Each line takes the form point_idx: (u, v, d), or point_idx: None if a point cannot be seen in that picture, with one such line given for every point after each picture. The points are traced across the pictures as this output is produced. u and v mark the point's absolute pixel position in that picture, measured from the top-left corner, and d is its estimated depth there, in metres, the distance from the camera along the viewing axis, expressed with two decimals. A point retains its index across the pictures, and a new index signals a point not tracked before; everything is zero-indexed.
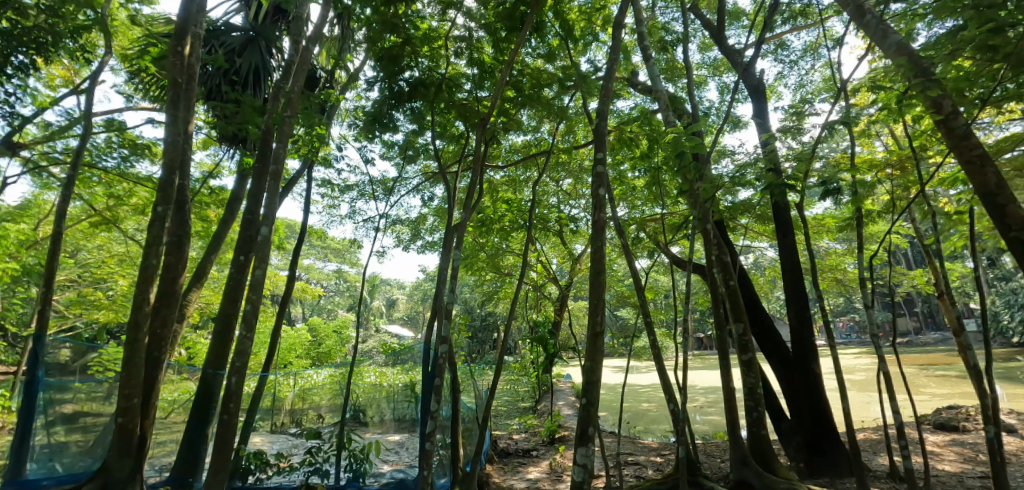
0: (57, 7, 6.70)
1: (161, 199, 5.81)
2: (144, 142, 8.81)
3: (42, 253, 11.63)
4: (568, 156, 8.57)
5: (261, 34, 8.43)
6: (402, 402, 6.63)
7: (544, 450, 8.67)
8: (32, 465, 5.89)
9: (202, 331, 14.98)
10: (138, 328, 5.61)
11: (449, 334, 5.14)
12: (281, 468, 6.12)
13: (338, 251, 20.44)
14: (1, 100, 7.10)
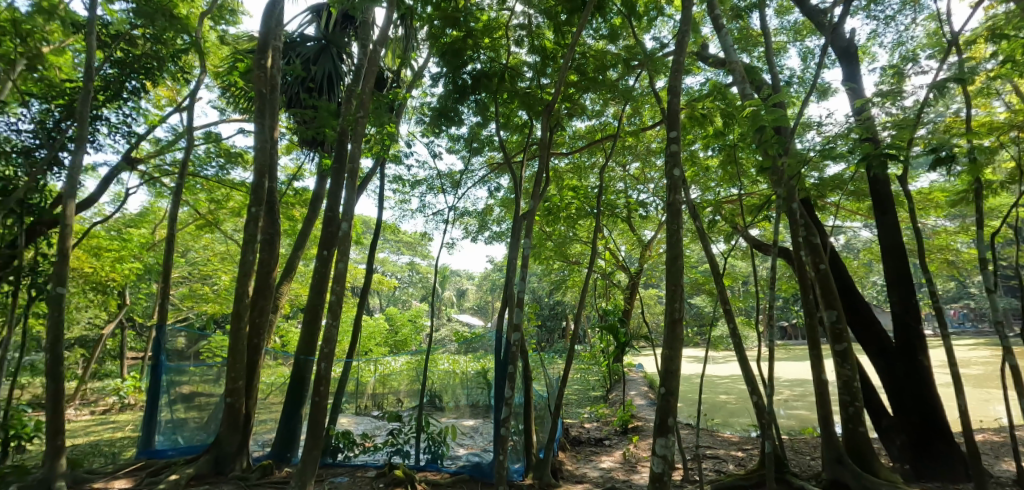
0: (159, 34, 7.21)
1: (254, 201, 6.02)
2: (238, 150, 9.16)
3: (159, 255, 12.60)
4: (635, 139, 8.16)
5: (331, 42, 8.53)
6: (476, 389, 6.34)
7: (618, 440, 8.41)
8: (159, 437, 6.25)
9: (292, 321, 15.85)
10: (240, 317, 5.92)
11: (521, 321, 5.04)
12: (366, 447, 6.35)
13: (410, 244, 20.89)
14: (117, 123, 7.62)
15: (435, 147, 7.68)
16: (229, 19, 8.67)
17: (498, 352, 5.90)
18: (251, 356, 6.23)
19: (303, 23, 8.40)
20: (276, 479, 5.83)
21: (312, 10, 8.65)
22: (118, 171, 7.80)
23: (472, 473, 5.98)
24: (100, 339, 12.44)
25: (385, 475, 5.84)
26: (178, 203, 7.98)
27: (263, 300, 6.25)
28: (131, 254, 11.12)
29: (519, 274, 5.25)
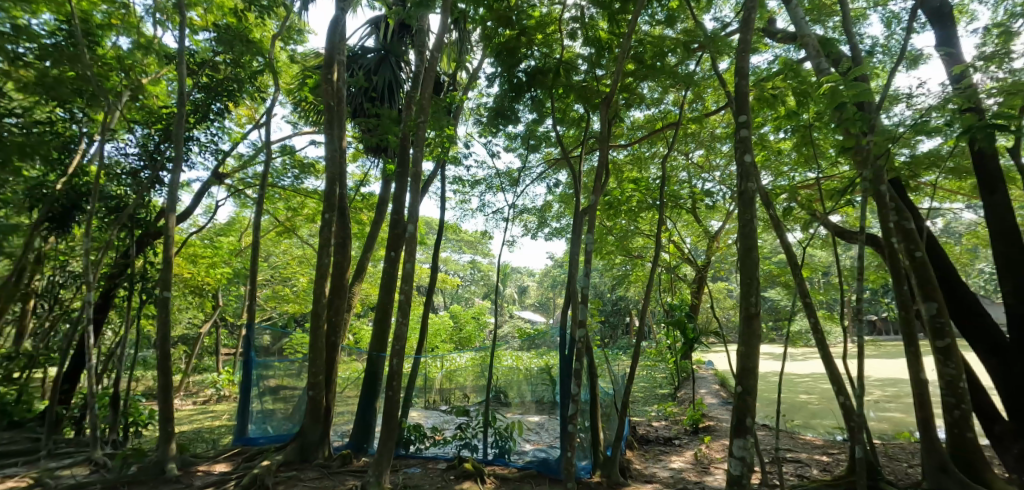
0: (237, 58, 7.44)
1: (327, 207, 6.13)
2: (309, 160, 9.35)
3: (246, 260, 13.26)
4: (698, 125, 7.72)
5: (391, 52, 8.62)
6: (540, 386, 6.11)
7: (687, 440, 8.01)
8: (251, 426, 6.45)
9: (363, 319, 16.31)
10: (319, 316, 5.94)
11: (586, 318, 4.85)
12: (436, 440, 6.34)
13: (471, 243, 21.01)
14: (206, 144, 7.93)
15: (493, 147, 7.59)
16: (297, 40, 8.93)
17: (563, 349, 5.65)
18: (329, 353, 6.31)
19: (363, 36, 8.52)
20: (357, 468, 5.88)
21: (370, 23, 8.76)
22: (209, 186, 8.18)
23: (540, 469, 5.81)
24: (199, 339, 13.20)
25: (455, 469, 5.83)
26: (261, 210, 8.30)
27: (338, 301, 6.34)
28: (222, 260, 11.79)
29: (584, 269, 5.01)
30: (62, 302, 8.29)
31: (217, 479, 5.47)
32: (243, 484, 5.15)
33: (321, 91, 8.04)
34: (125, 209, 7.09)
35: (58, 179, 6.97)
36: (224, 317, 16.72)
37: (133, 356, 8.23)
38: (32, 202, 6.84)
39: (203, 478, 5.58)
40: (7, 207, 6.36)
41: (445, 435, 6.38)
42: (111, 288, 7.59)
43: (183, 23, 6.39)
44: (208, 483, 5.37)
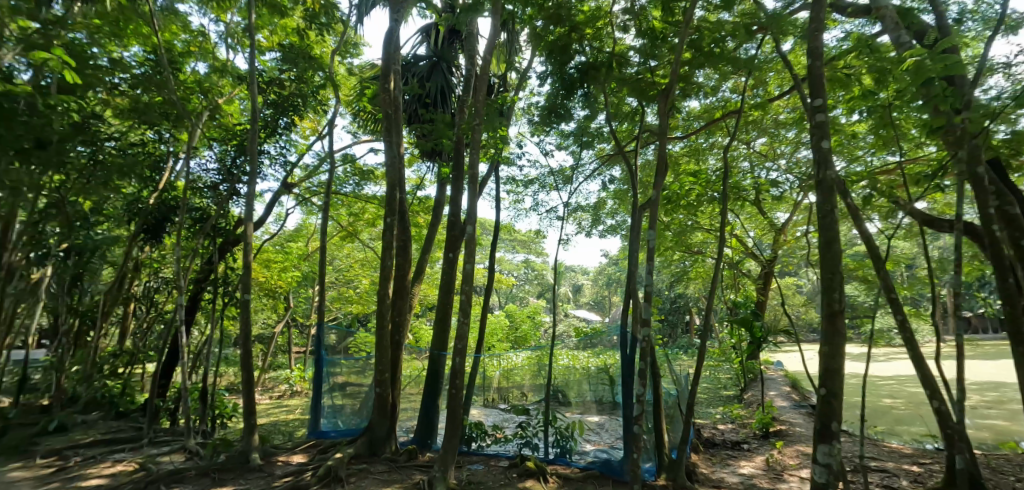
0: (301, 73, 7.62)
1: (388, 211, 6.14)
2: (367, 167, 9.34)
3: (314, 264, 13.62)
4: (760, 112, 7.24)
5: (442, 58, 8.60)
6: (600, 386, 5.91)
7: (757, 444, 7.57)
8: (324, 420, 6.57)
9: (422, 318, 16.51)
10: (383, 316, 5.93)
11: (650, 316, 4.62)
12: (497, 438, 6.24)
13: (525, 242, 20.89)
14: (276, 157, 8.16)
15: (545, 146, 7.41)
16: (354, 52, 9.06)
17: (624, 348, 5.41)
18: (394, 351, 6.28)
19: (415, 44, 8.52)
20: (423, 463, 5.79)
21: (421, 30, 8.71)
22: (278, 197, 8.39)
23: (603, 469, 5.57)
24: (273, 338, 13.72)
25: (517, 466, 5.70)
26: (328, 219, 8.57)
27: (400, 300, 6.33)
28: (294, 264, 12.20)
29: (645, 268, 4.68)
30: (159, 304, 8.92)
31: (295, 469, 5.55)
32: (317, 476, 5.16)
33: (378, 101, 8.11)
34: (208, 223, 7.42)
35: (148, 194, 7.74)
36: (294, 318, 17.39)
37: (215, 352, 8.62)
38: (131, 216, 7.71)
39: (282, 468, 5.72)
40: (110, 219, 8.19)
41: (506, 433, 6.28)
42: (198, 292, 8.00)
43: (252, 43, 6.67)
44: (287, 473, 5.48)
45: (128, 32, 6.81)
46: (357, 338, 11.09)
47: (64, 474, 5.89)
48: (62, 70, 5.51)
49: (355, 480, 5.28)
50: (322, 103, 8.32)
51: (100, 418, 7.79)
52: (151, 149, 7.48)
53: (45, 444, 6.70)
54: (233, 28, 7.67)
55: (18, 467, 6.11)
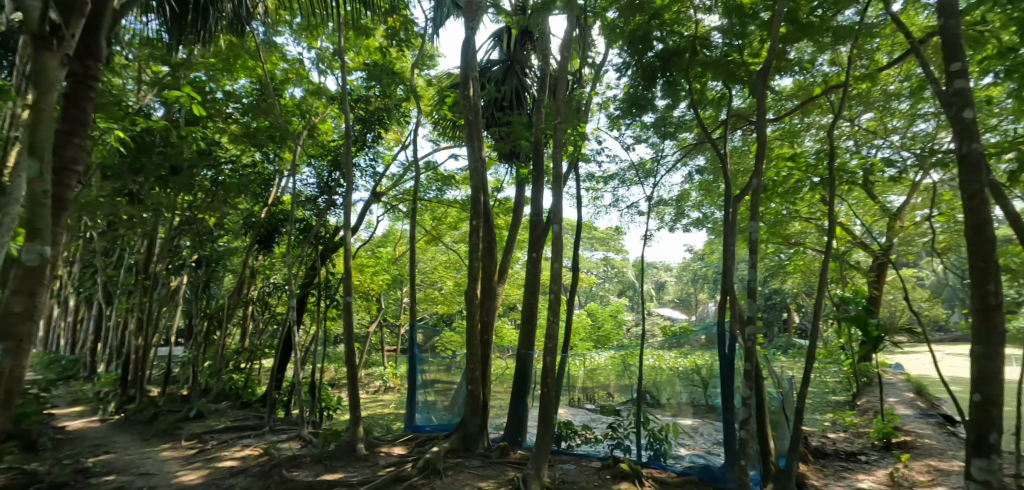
0: (386, 90, 7.97)
1: (473, 213, 6.21)
2: (448, 173, 9.47)
3: (402, 267, 14.10)
4: (867, 86, 6.60)
5: (515, 61, 8.66)
6: (691, 389, 5.63)
7: (877, 457, 6.98)
8: (418, 414, 6.74)
9: (505, 317, 16.71)
10: (473, 316, 6.01)
11: (756, 313, 4.33)
12: (587, 438, 6.15)
13: (604, 239, 20.52)
14: (366, 169, 8.55)
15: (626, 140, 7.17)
16: (429, 64, 9.08)
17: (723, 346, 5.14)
18: (483, 350, 6.37)
19: (489, 50, 8.55)
20: (515, 459, 5.81)
21: (494, 35, 8.79)
22: (369, 206, 8.77)
23: (701, 476, 5.34)
24: (367, 337, 14.40)
25: (610, 468, 5.59)
26: (417, 224, 8.62)
27: (489, 301, 6.43)
28: (383, 268, 12.68)
29: (750, 262, 4.43)
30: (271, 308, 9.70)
31: (396, 461, 5.72)
32: (416, 467, 5.27)
33: (458, 109, 8.31)
34: (312, 233, 8.00)
35: (259, 208, 8.64)
36: (385, 319, 18.18)
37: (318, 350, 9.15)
38: (247, 229, 8.61)
39: (386, 458, 5.94)
40: (230, 233, 9.23)
41: (596, 433, 6.19)
42: (303, 296, 8.57)
43: (343, 66, 7.08)
44: (390, 463, 5.67)
45: (237, 64, 7.15)
46: (444, 337, 11.41)
47: (202, 456, 6.50)
48: (188, 102, 6.53)
49: (453, 474, 5.37)
50: (405, 116, 8.59)
51: (227, 407, 8.54)
52: (257, 168, 8.27)
53: (186, 430, 7.45)
54: (323, 53, 8.12)
55: (165, 449, 6.82)
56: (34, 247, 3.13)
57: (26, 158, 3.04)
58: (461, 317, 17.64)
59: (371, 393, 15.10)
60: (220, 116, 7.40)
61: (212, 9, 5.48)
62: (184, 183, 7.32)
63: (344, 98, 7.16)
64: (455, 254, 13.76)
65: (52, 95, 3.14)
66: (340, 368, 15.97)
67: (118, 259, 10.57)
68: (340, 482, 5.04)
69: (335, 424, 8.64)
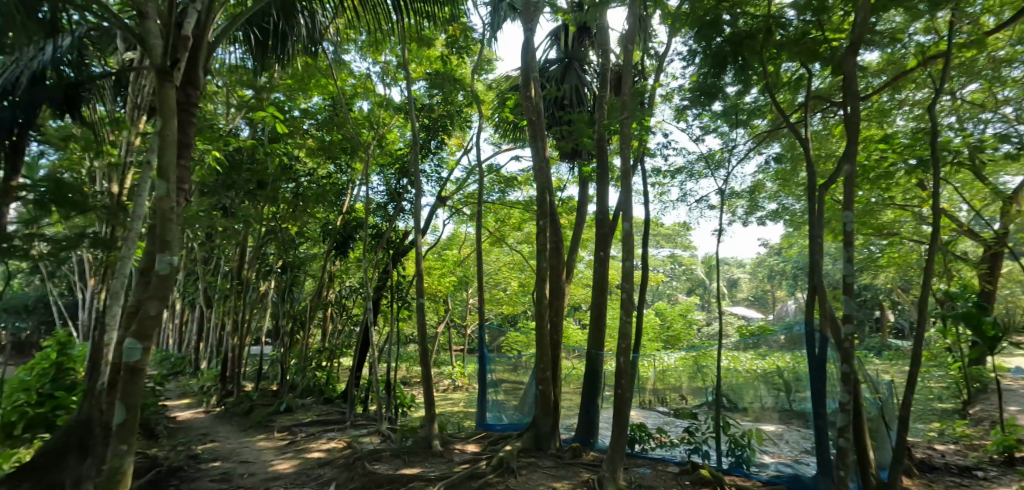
0: (447, 98, 8.02)
1: (541, 213, 6.11)
2: (509, 175, 9.42)
3: (467, 269, 14.21)
4: (971, 56, 5.99)
5: (574, 58, 8.48)
6: (773, 392, 5.31)
7: (997, 473, 6.33)
8: (489, 413, 6.72)
9: (570, 316, 16.53)
10: (542, 316, 5.92)
11: (855, 311, 4.03)
12: (662, 442, 5.93)
13: (670, 235, 19.92)
14: (432, 173, 8.66)
15: (694, 135, 6.87)
16: (487, 70, 8.88)
17: (812, 349, 4.87)
18: (552, 350, 6.25)
19: (547, 49, 8.35)
20: (589, 461, 5.67)
21: (550, 33, 8.57)
22: (435, 211, 8.87)
23: (791, 486, 5.00)
24: (434, 337, 14.64)
25: (689, 474, 5.35)
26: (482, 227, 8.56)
27: (558, 301, 6.36)
28: (450, 270, 12.81)
29: (845, 256, 4.13)
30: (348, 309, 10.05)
31: (471, 458, 5.72)
32: (491, 465, 5.24)
33: (519, 112, 8.11)
34: (384, 238, 8.25)
35: (335, 216, 8.93)
36: (452, 319, 18.44)
37: (390, 348, 9.36)
38: (326, 236, 9.00)
39: (461, 455, 5.97)
40: (309, 239, 9.70)
41: (671, 437, 5.97)
42: (376, 298, 8.80)
43: (409, 79, 7.14)
44: (466, 460, 5.68)
45: (310, 84, 7.61)
46: (510, 336, 11.40)
47: (291, 448, 6.78)
48: (272, 120, 7.10)
49: (527, 473, 5.30)
50: (467, 121, 8.60)
51: (312, 402, 8.90)
52: (331, 179, 8.68)
53: (278, 422, 7.80)
54: (387, 66, 8.29)
55: (259, 440, 7.18)
56: (165, 256, 3.50)
57: (157, 178, 3.52)
58: (527, 317, 17.63)
59: (440, 392, 15.35)
60: (297, 133, 7.77)
61: (290, 38, 5.71)
62: (269, 197, 7.88)
63: (411, 105, 7.11)
64: (518, 255, 13.68)
65: (174, 122, 3.55)
66: (411, 368, 16.32)
67: (216, 263, 11.33)
68: (419, 477, 5.09)
69: (408, 420, 8.80)
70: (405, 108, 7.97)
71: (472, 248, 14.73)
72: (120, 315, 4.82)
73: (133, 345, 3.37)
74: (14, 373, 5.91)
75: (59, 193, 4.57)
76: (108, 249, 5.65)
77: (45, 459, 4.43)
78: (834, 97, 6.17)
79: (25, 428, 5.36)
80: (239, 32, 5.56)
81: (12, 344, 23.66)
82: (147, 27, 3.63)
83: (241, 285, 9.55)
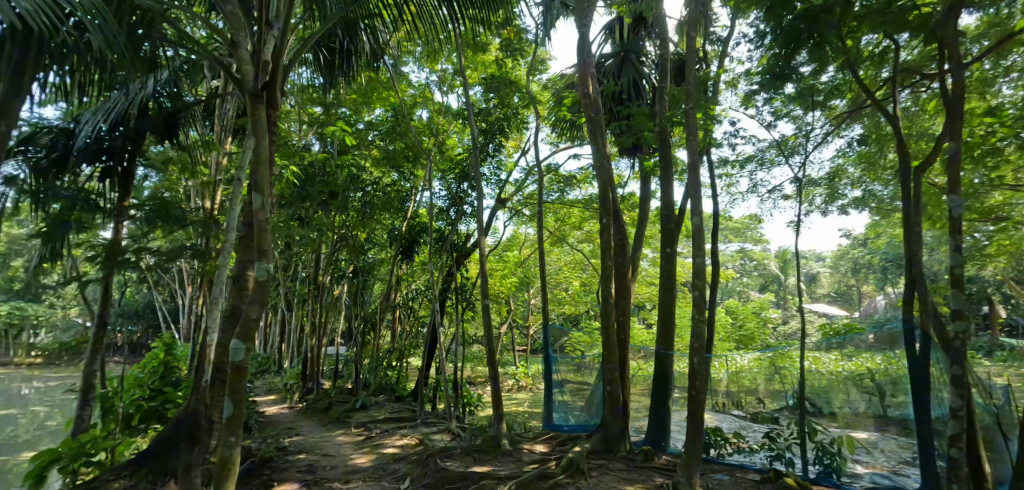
0: (502, 100, 7.83)
1: (604, 211, 5.91)
2: (567, 174, 9.23)
3: (528, 269, 14.09)
4: None
5: (630, 51, 8.15)
6: (863, 395, 4.86)
7: None
8: (556, 414, 6.56)
9: (634, 316, 16.10)
10: (608, 315, 5.76)
11: (965, 304, 3.66)
12: (740, 447, 5.55)
13: (739, 229, 19.04)
14: (491, 176, 8.61)
15: (765, 124, 6.43)
16: (541, 70, 8.67)
17: (912, 346, 4.51)
18: (620, 349, 6.05)
19: (601, 44, 8.09)
20: (662, 465, 5.40)
21: (605, 27, 8.29)
22: (495, 213, 8.81)
23: None
24: (497, 338, 14.65)
25: (772, 482, 4.99)
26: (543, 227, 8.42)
27: (624, 299, 6.14)
28: (512, 271, 12.75)
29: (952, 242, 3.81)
30: (415, 311, 10.17)
31: (540, 457, 5.60)
32: (560, 466, 5.09)
33: (577, 110, 7.85)
34: (447, 242, 8.31)
35: (400, 222, 9.06)
36: (514, 320, 18.45)
37: (456, 348, 9.39)
38: (392, 240, 9.17)
39: (530, 455, 5.82)
40: (377, 244, 9.96)
41: (749, 443, 5.56)
42: (441, 300, 8.85)
43: (466, 85, 7.07)
44: (534, 460, 5.54)
45: (374, 97, 7.72)
46: (572, 337, 11.20)
47: (368, 443, 6.90)
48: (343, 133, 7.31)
49: (598, 475, 5.11)
50: (524, 122, 8.45)
51: (385, 400, 9.07)
52: (396, 187, 8.54)
53: (355, 418, 7.98)
54: (444, 74, 8.34)
55: (340, 435, 7.36)
56: (264, 264, 3.45)
57: (254, 193, 3.53)
58: (590, 317, 17.35)
59: (505, 392, 15.35)
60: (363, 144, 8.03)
61: (354, 55, 5.79)
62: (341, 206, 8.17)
63: (470, 110, 7.03)
64: (579, 254, 13.44)
65: (267, 140, 3.53)
66: (477, 369, 16.41)
67: (294, 269, 11.83)
68: (489, 475, 5.00)
69: (475, 419, 8.79)
70: (464, 113, 7.94)
71: (532, 248, 14.63)
72: (220, 319, 5.22)
73: (237, 346, 3.28)
74: (131, 371, 6.61)
75: (163, 213, 5.54)
76: (205, 258, 5.95)
77: (161, 447, 4.94)
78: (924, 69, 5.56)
79: (140, 419, 5.72)
80: (309, 53, 5.71)
81: (122, 347, 25.98)
82: (239, 50, 3.62)
83: (317, 289, 9.83)
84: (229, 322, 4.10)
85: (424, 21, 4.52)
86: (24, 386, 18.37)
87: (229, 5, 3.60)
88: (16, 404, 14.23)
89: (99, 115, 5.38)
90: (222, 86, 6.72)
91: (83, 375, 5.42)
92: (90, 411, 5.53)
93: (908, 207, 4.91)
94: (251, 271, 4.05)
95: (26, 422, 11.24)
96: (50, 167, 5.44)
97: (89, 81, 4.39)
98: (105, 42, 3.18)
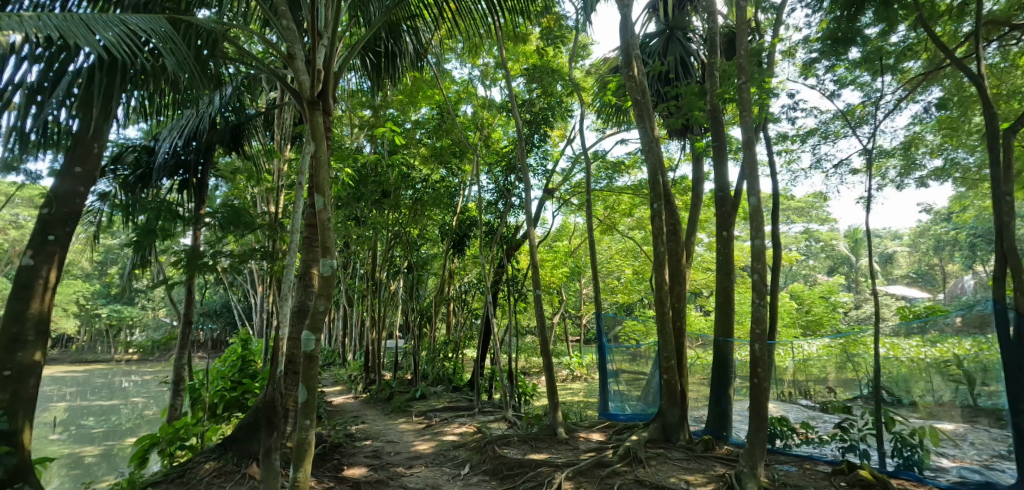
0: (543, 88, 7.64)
1: (654, 196, 5.70)
2: (614, 160, 8.99)
3: (579, 260, 13.89)
4: None
5: (675, 27, 7.82)
6: (947, 383, 4.47)
7: None
8: (612, 403, 6.43)
9: (694, 302, 15.66)
10: (663, 302, 5.57)
11: None
12: (808, 438, 5.21)
13: (802, 208, 18.22)
14: (539, 165, 8.52)
15: (824, 96, 6.04)
16: (584, 54, 8.47)
17: (1005, 332, 4.22)
18: (676, 338, 5.85)
19: (645, 23, 7.81)
20: (723, 455, 5.18)
21: (648, 6, 8.01)
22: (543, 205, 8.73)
23: None
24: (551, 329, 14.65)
25: (845, 474, 4.64)
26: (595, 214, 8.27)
27: (678, 285, 5.93)
28: (562, 261, 12.46)
29: None
30: (468, 303, 10.23)
31: (597, 446, 5.48)
32: (618, 454, 4.98)
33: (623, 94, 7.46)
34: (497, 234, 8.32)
35: (451, 216, 9.12)
36: (568, 310, 18.41)
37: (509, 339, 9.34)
38: (444, 236, 9.27)
39: (586, 444, 5.70)
40: (427, 240, 10.10)
41: (817, 433, 5.24)
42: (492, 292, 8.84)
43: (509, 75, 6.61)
44: (591, 448, 5.42)
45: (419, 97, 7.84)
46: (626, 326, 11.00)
47: (428, 431, 7.00)
48: (389, 132, 7.34)
49: (656, 465, 4.93)
50: (568, 110, 8.18)
51: (443, 389, 9.18)
52: (444, 183, 8.44)
53: (415, 407, 8.13)
54: (485, 69, 8.28)
55: (402, 423, 7.51)
56: (327, 260, 3.37)
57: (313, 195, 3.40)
58: (643, 305, 17.09)
59: (560, 381, 15.37)
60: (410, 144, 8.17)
61: (399, 58, 5.79)
62: (393, 205, 8.14)
63: (513, 102, 6.64)
64: (632, 241, 13.15)
65: (325, 143, 3.46)
66: (534, 359, 16.48)
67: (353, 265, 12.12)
68: (547, 462, 4.95)
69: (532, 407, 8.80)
70: (507, 106, 7.87)
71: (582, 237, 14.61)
72: (290, 315, 5.29)
73: (308, 336, 3.23)
74: (213, 365, 6.86)
75: (234, 215, 5.55)
76: (273, 260, 6.17)
77: (243, 433, 4.82)
78: (1014, 20, 5.06)
79: (224, 408, 6.00)
80: (357, 60, 5.77)
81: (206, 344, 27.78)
82: (295, 61, 3.48)
83: (374, 285, 10.00)
84: (298, 317, 4.30)
85: (463, 17, 4.44)
86: (121, 380, 19.90)
87: (284, 20, 3.48)
88: (118, 396, 15.49)
89: (175, 132, 5.73)
90: (279, 96, 6.92)
91: (173, 369, 5.70)
92: (181, 401, 5.82)
93: (994, 174, 4.48)
94: (315, 269, 4.29)
95: (124, 412, 12.18)
96: (136, 181, 5.83)
97: (164, 101, 4.41)
98: (177, 66, 3.36)
